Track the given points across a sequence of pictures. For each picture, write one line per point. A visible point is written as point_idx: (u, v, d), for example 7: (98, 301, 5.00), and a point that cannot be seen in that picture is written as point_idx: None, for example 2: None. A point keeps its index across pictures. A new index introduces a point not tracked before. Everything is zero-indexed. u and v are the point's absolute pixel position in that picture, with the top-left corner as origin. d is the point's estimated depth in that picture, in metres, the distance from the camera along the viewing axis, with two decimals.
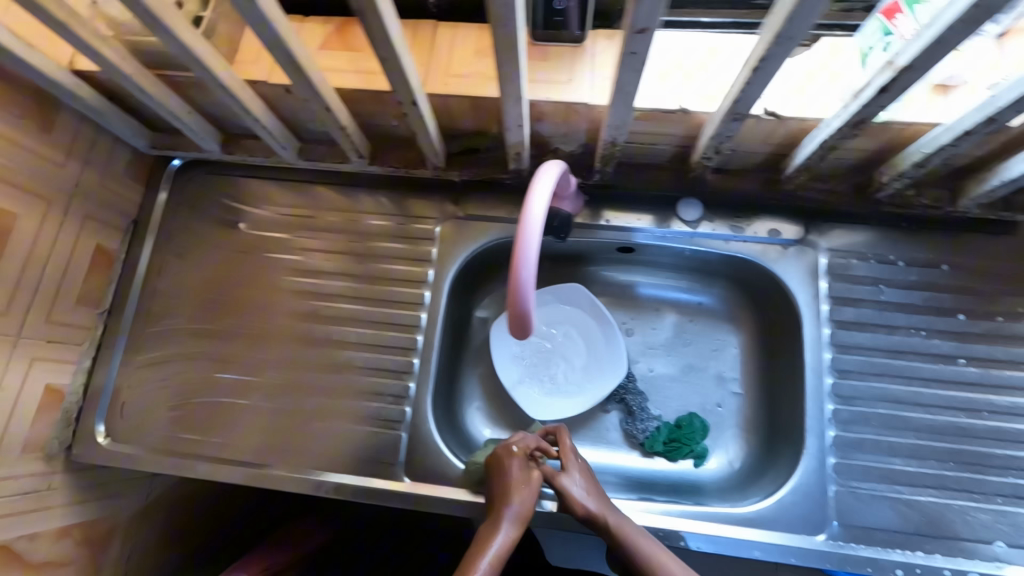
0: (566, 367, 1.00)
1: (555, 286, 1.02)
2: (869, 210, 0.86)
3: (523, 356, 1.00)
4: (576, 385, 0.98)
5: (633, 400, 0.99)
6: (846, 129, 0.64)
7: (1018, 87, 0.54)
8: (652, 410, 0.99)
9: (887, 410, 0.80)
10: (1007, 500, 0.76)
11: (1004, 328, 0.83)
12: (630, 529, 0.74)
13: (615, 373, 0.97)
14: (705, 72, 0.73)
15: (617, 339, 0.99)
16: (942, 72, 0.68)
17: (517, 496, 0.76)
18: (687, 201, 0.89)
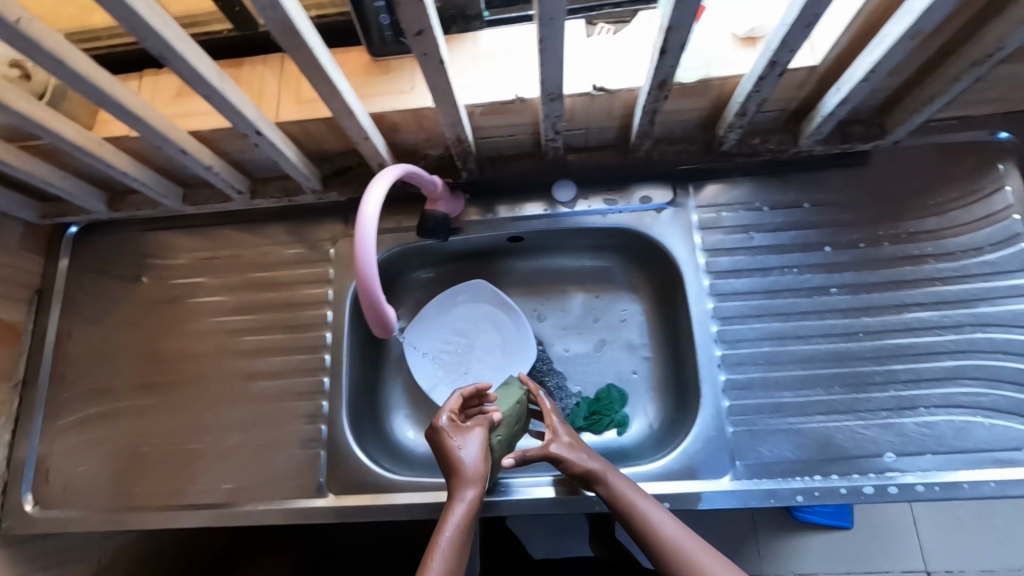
0: (483, 362, 1.03)
1: (459, 286, 1.03)
2: (729, 165, 0.91)
3: (440, 360, 1.02)
4: (495, 378, 1.02)
5: (550, 380, 1.02)
6: (656, 93, 0.68)
7: (780, 29, 0.58)
8: (571, 388, 1.02)
9: (770, 347, 0.84)
10: (891, 413, 0.80)
11: (867, 253, 0.87)
12: (623, 481, 0.75)
13: (527, 359, 1.01)
14: (511, 59, 0.78)
15: (526, 326, 1.01)
16: (743, 25, 0.72)
17: (472, 469, 0.73)
18: (561, 183, 0.93)
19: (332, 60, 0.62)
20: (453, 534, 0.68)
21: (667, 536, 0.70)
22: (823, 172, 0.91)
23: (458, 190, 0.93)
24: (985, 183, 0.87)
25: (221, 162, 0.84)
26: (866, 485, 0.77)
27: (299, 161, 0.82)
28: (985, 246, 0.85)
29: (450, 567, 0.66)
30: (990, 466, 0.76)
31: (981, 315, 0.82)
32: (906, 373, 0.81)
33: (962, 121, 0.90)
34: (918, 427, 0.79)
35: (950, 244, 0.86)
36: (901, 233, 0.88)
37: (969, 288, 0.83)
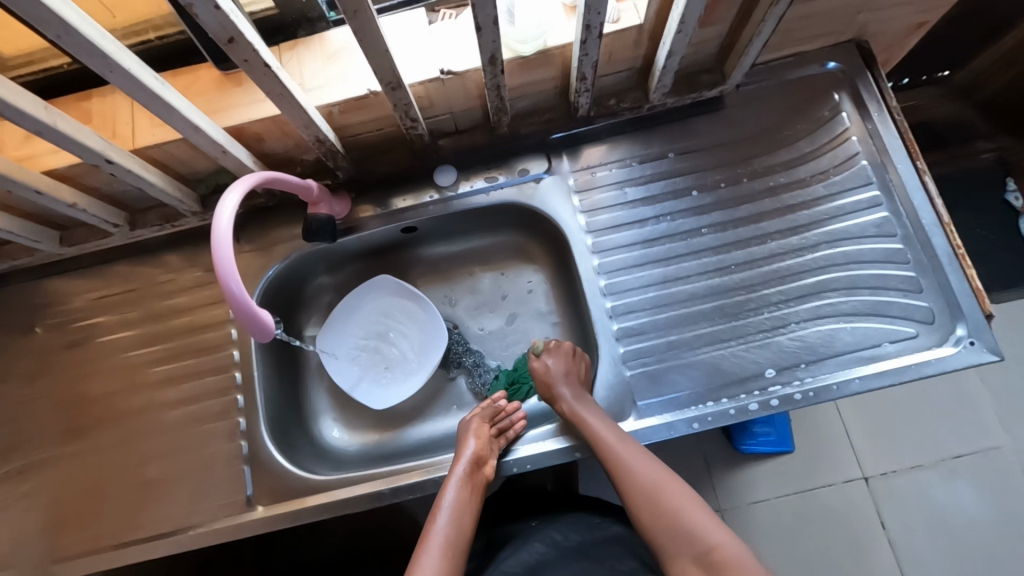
0: (399, 352, 1.06)
1: (361, 286, 1.05)
2: (594, 127, 0.96)
3: (358, 360, 1.05)
4: (414, 364, 1.05)
5: (468, 359, 1.05)
6: (490, 69, 0.72)
7: None
8: (489, 363, 1.06)
9: (654, 292, 0.90)
10: (768, 332, 0.87)
11: (730, 192, 0.94)
12: (584, 410, 0.83)
13: (440, 344, 1.03)
14: (348, 56, 0.80)
15: (436, 313, 1.04)
16: None
17: (464, 457, 0.83)
18: (441, 168, 0.96)
19: (156, 77, 0.62)
20: (448, 508, 0.79)
21: (621, 450, 0.79)
22: (683, 122, 0.97)
23: (341, 191, 0.95)
24: (824, 112, 0.95)
25: (87, 198, 0.83)
26: (752, 402, 0.84)
27: (166, 185, 0.82)
28: (830, 170, 0.93)
29: (441, 555, 0.74)
30: (858, 364, 0.84)
31: (832, 232, 0.90)
32: (776, 295, 0.88)
33: (796, 59, 0.97)
34: (792, 341, 0.86)
35: (801, 172, 0.94)
36: (757, 168, 0.95)
37: (820, 209, 0.91)
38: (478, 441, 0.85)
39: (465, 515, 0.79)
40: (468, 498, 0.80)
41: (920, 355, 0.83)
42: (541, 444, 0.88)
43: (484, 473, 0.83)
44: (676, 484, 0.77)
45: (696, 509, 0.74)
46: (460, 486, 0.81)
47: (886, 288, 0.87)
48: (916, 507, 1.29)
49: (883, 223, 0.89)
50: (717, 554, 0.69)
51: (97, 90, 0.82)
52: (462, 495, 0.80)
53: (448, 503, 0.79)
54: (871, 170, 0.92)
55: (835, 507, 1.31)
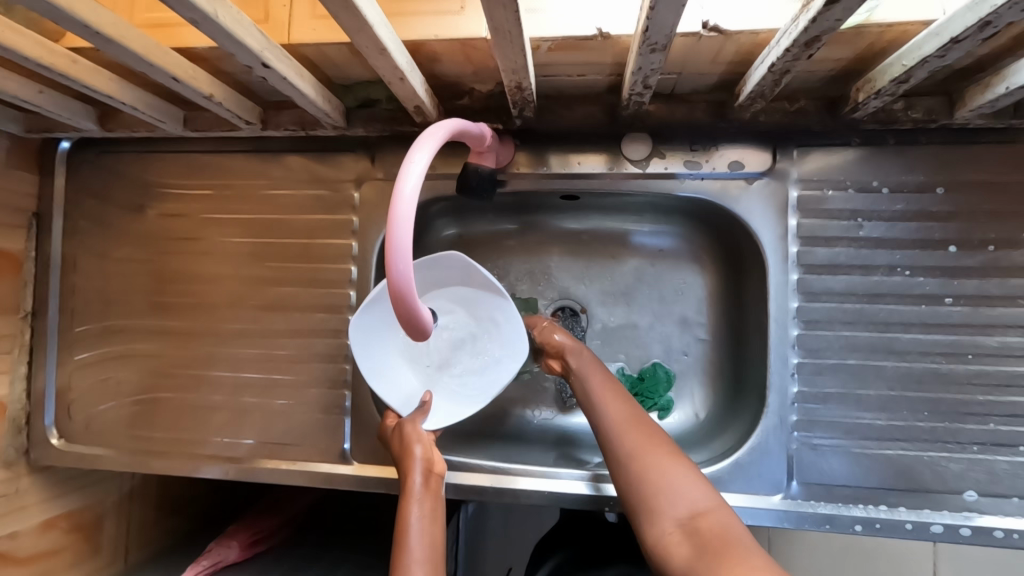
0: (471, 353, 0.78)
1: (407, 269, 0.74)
2: (850, 129, 0.72)
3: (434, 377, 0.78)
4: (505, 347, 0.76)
5: None
6: (796, 50, 0.50)
7: None
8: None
9: (856, 360, 0.73)
10: (984, 447, 0.70)
11: (1000, 258, 0.71)
12: (577, 362, 0.76)
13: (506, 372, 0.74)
14: None
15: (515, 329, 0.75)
16: None
17: (416, 466, 0.68)
18: (633, 136, 0.76)
19: None
20: (418, 524, 0.63)
21: (584, 382, 0.73)
22: (969, 148, 0.72)
23: (506, 136, 0.77)
24: None
25: (223, 88, 0.68)
26: (936, 523, 0.70)
27: (316, 95, 0.66)
28: None
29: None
30: None
31: None
32: (1014, 406, 0.70)
33: None
34: (1011, 466, 0.70)
35: None
36: None
37: None
38: (423, 441, 0.70)
39: (436, 529, 0.64)
40: (433, 506, 0.66)
41: None
42: None
43: (439, 470, 0.69)
44: (636, 420, 0.66)
45: (655, 445, 0.63)
46: (421, 500, 0.65)
47: None
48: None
49: None
50: (704, 520, 0.56)
51: None
52: (425, 501, 0.65)
53: (414, 521, 0.63)
54: None
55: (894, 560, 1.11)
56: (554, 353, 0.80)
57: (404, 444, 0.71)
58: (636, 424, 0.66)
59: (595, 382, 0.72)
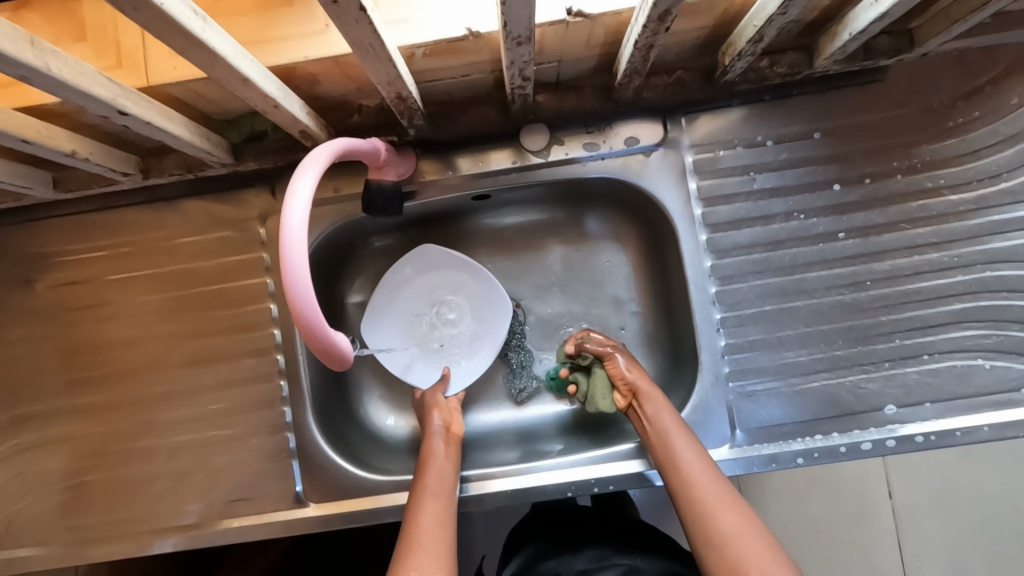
0: (456, 327, 0.93)
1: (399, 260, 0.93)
2: (728, 91, 0.76)
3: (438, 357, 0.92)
4: (481, 306, 0.93)
5: (515, 356, 0.94)
6: (653, 25, 0.52)
7: None
8: (535, 369, 0.95)
9: (772, 306, 0.77)
10: (895, 363, 0.76)
11: (877, 190, 0.77)
12: (662, 418, 0.73)
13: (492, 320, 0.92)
14: None
15: (486, 285, 0.92)
16: None
17: (434, 424, 0.80)
18: (531, 128, 0.77)
19: (197, 11, 0.42)
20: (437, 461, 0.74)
21: (668, 434, 0.71)
22: (834, 93, 0.78)
23: (406, 146, 0.76)
24: (1014, 96, 0.76)
25: (89, 143, 0.64)
26: (865, 441, 0.75)
27: (192, 136, 0.63)
28: (1002, 173, 0.76)
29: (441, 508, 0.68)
30: (990, 409, 0.75)
31: (994, 251, 0.76)
32: (913, 321, 0.76)
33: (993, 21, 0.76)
34: (921, 376, 0.76)
35: (968, 171, 0.77)
36: (916, 162, 0.77)
37: (987, 221, 0.76)
38: (440, 407, 0.83)
39: (449, 470, 0.74)
40: (447, 452, 0.77)
41: None
42: (628, 465, 0.79)
43: (456, 430, 0.81)
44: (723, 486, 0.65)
45: (744, 518, 0.62)
46: (438, 445, 0.77)
47: None
48: (932, 487, 1.18)
49: None
50: None
51: None
52: (442, 449, 0.77)
53: (434, 459, 0.75)
54: None
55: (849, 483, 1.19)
56: (625, 389, 0.79)
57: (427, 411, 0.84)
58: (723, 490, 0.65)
59: (685, 446, 0.69)
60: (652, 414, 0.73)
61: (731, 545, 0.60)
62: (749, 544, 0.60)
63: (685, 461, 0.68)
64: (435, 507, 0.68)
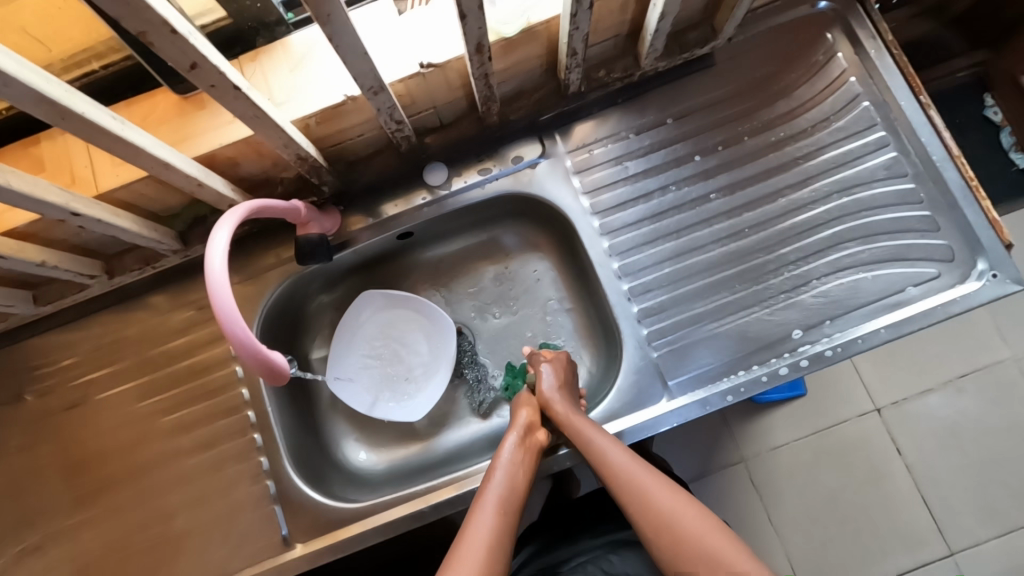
0: (407, 357, 1.03)
1: (349, 305, 1.04)
2: (586, 102, 0.91)
3: (403, 388, 1.01)
4: (420, 331, 1.03)
5: (471, 372, 1.02)
6: (476, 57, 0.66)
7: None
8: (491, 381, 1.02)
9: (669, 267, 0.87)
10: (790, 291, 0.85)
11: (732, 154, 0.90)
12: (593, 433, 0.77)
13: (437, 340, 1.02)
14: (318, 62, 0.73)
15: (417, 312, 1.03)
16: None
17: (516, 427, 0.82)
18: (431, 167, 0.91)
19: (114, 116, 0.56)
20: (505, 467, 0.77)
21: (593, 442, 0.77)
22: (674, 85, 0.92)
23: (331, 205, 0.90)
24: (819, 55, 0.91)
25: (57, 253, 0.76)
26: (782, 366, 0.82)
27: (140, 228, 0.75)
28: (830, 116, 0.89)
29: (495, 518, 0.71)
30: (884, 312, 0.82)
31: (844, 180, 0.87)
32: (793, 253, 0.86)
33: (784, 3, 0.92)
34: (815, 299, 0.84)
35: (802, 122, 0.90)
36: (757, 124, 0.91)
37: (830, 158, 0.88)
38: (529, 405, 0.86)
39: (517, 479, 0.76)
40: (519, 459, 0.78)
41: (943, 292, 0.82)
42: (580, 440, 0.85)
43: (538, 438, 0.83)
44: (650, 473, 0.73)
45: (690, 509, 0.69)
46: (514, 450, 0.79)
47: (902, 231, 0.85)
48: (931, 432, 1.35)
49: (892, 164, 0.86)
50: None
51: (44, 133, 0.74)
52: (517, 454, 0.79)
53: (505, 463, 0.77)
54: (874, 111, 0.88)
55: (853, 441, 1.35)
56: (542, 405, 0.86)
57: (515, 409, 0.87)
58: (662, 482, 0.72)
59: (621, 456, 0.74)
60: (582, 431, 0.78)
61: (688, 540, 0.66)
62: (701, 533, 0.66)
63: (621, 465, 0.73)
64: (493, 516, 0.70)
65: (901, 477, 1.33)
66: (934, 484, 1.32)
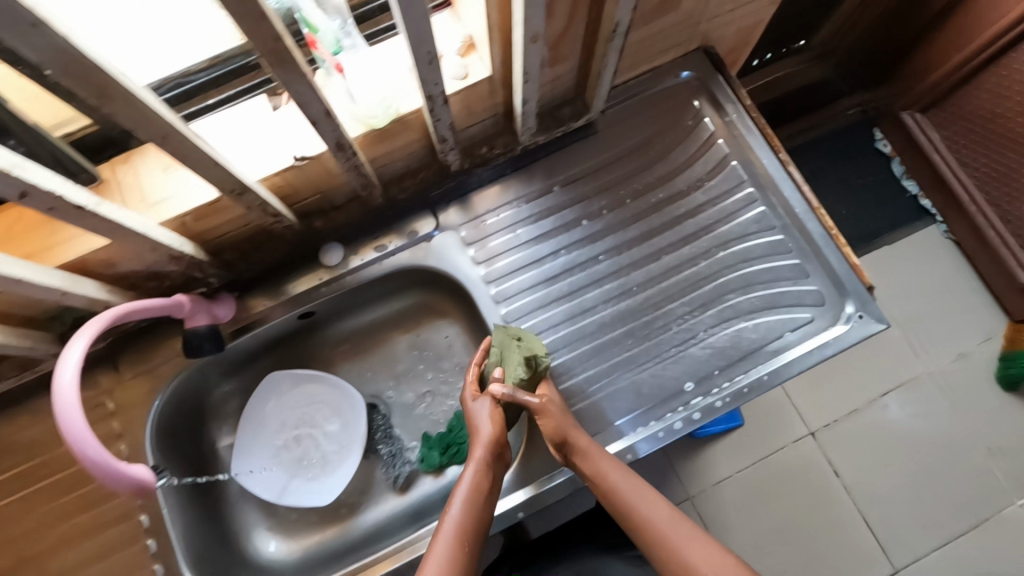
0: (318, 436, 1.00)
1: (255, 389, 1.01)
2: (475, 177, 0.95)
3: (315, 470, 0.98)
4: (331, 408, 1.02)
5: (386, 447, 1.02)
6: (342, 153, 0.69)
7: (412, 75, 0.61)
8: (407, 455, 1.02)
9: (564, 330, 0.90)
10: (678, 346, 0.88)
11: (617, 216, 0.95)
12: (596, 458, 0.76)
13: (348, 416, 1.01)
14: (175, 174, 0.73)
15: (326, 389, 1.02)
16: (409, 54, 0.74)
17: (482, 444, 0.78)
18: (327, 247, 0.92)
19: None
20: (465, 497, 0.73)
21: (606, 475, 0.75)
22: (559, 154, 0.97)
23: (227, 293, 0.90)
24: (688, 120, 0.98)
25: None
26: (677, 421, 0.84)
27: (6, 338, 0.73)
28: (703, 177, 0.96)
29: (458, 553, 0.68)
30: (765, 360, 0.87)
31: (720, 235, 0.93)
32: (682, 307, 0.90)
33: (654, 74, 0.99)
34: (703, 351, 0.88)
35: (678, 183, 0.96)
36: (638, 187, 0.96)
37: (706, 216, 0.94)
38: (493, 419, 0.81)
39: (481, 507, 0.73)
40: (482, 483, 0.75)
41: (816, 336, 0.87)
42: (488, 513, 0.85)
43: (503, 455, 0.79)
44: (671, 513, 0.72)
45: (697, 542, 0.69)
46: (476, 473, 0.76)
47: (776, 280, 0.90)
48: (866, 449, 1.42)
49: (761, 218, 0.93)
50: None
51: None
52: (478, 479, 0.75)
53: (464, 492, 0.74)
54: (741, 170, 0.95)
55: (794, 464, 1.41)
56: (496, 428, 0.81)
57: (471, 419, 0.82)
58: (665, 513, 0.72)
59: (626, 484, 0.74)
60: (585, 456, 0.76)
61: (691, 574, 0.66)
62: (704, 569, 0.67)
63: (626, 496, 0.73)
64: (449, 547, 0.68)
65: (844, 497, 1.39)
66: (873, 502, 1.39)
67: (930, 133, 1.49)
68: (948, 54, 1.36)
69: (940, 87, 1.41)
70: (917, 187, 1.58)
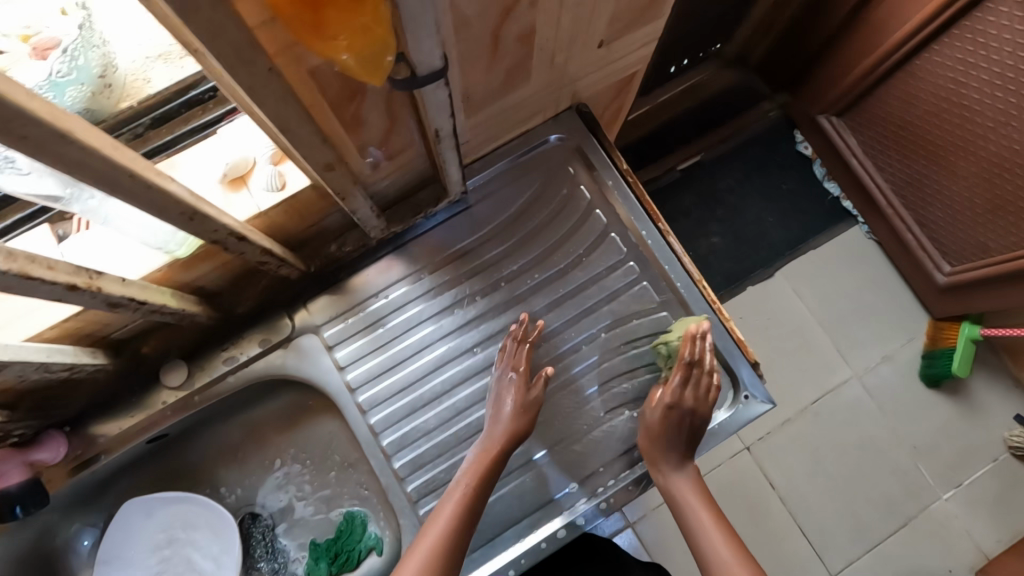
0: (193, 554, 0.92)
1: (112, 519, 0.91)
2: (333, 271, 0.87)
3: None
4: (201, 524, 0.92)
5: (266, 563, 0.94)
6: (127, 306, 0.59)
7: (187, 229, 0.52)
8: (293, 567, 0.94)
9: (440, 436, 0.83)
10: (557, 446, 0.84)
11: (491, 302, 0.88)
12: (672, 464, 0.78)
13: (220, 530, 0.91)
14: None
15: (190, 504, 0.91)
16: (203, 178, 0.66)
17: (500, 429, 0.77)
18: (168, 367, 0.82)
19: None
20: (469, 483, 0.72)
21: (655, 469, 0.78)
22: (427, 236, 0.89)
23: (54, 430, 0.80)
24: (563, 188, 0.91)
25: None
26: (559, 528, 0.81)
27: None
28: (582, 252, 0.89)
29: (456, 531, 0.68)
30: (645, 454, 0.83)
31: (603, 316, 0.87)
32: (560, 400, 0.86)
33: (523, 138, 0.91)
34: (585, 446, 0.84)
35: (556, 260, 0.89)
36: (514, 267, 0.89)
37: (586, 295, 0.88)
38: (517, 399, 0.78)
39: (482, 489, 0.72)
40: (489, 466, 0.74)
41: None
42: None
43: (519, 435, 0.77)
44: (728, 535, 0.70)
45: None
46: (484, 459, 0.75)
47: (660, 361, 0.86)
48: (797, 461, 1.33)
49: (643, 293, 0.87)
50: None
51: None
52: (483, 467, 0.74)
53: (468, 479, 0.73)
54: (621, 242, 0.89)
55: (729, 481, 1.32)
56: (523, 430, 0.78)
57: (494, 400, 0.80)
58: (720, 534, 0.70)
59: (693, 505, 0.74)
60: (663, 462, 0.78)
61: None
62: None
63: (687, 511, 0.74)
64: (444, 527, 0.68)
65: (778, 510, 1.31)
66: (806, 513, 1.31)
67: (849, 137, 1.39)
68: (856, 60, 1.25)
69: (850, 93, 1.31)
70: (838, 188, 1.48)
